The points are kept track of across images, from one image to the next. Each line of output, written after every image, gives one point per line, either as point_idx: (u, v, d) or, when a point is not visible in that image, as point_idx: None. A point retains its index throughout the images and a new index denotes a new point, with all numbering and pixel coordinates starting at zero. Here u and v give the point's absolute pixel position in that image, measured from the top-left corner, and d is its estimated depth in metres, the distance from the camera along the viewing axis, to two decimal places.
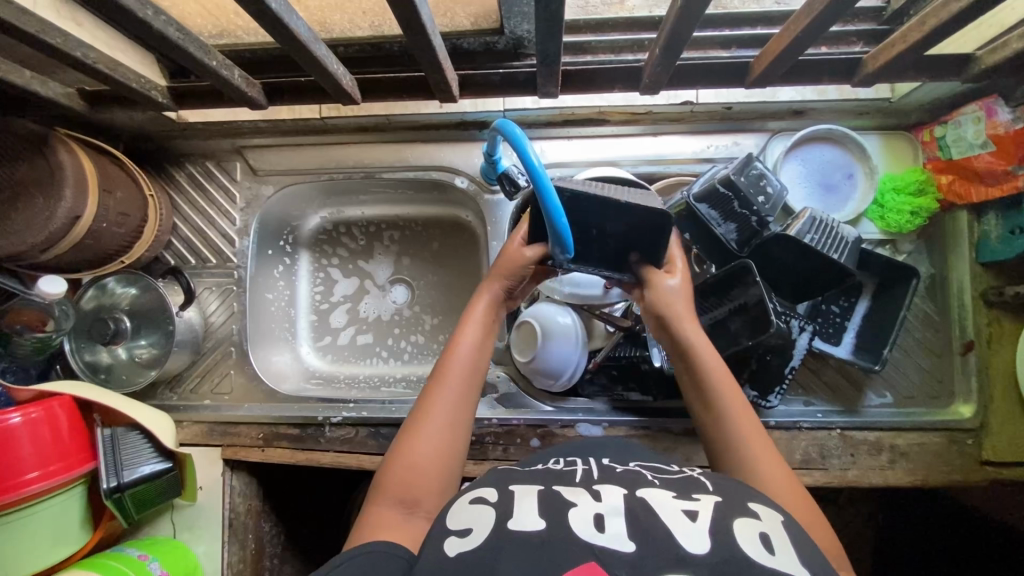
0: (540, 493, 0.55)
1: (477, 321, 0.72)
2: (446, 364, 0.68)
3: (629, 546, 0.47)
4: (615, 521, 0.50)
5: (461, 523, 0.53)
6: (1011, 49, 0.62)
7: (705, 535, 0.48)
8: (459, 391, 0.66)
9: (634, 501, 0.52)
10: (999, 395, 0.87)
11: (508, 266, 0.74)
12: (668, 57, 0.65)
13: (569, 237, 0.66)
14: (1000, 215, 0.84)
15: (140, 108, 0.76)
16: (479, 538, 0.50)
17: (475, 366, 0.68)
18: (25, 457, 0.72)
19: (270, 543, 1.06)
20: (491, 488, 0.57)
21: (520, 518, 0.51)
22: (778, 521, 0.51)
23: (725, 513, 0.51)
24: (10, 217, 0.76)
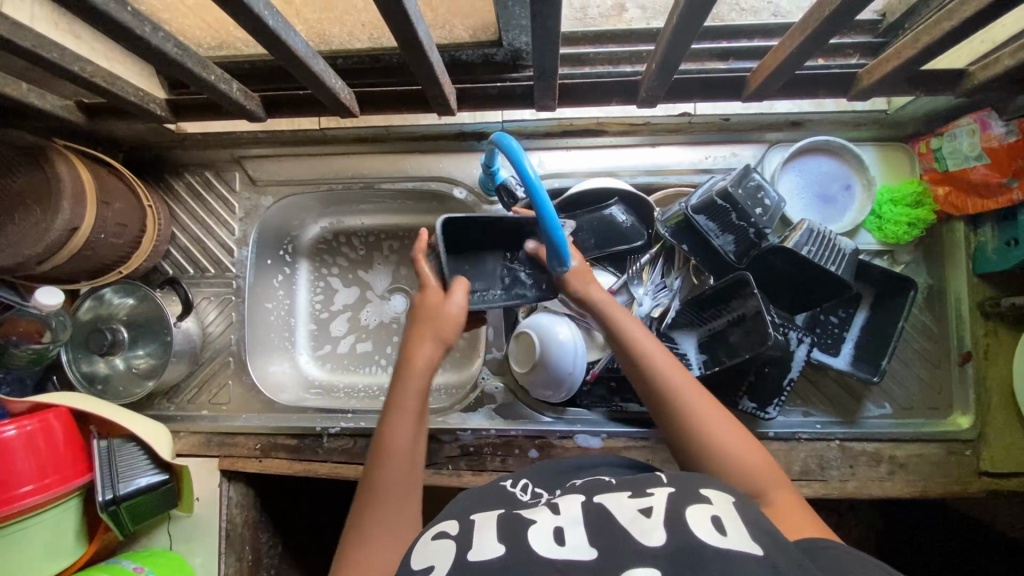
0: (498, 519, 0.54)
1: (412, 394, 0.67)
2: (382, 455, 0.63)
3: (590, 553, 0.47)
4: (575, 532, 0.50)
5: (423, 562, 0.51)
6: (1002, 64, 0.63)
7: (660, 528, 0.48)
8: (400, 478, 0.62)
9: (589, 508, 0.52)
10: (996, 406, 0.87)
11: (439, 328, 0.71)
12: (665, 71, 0.66)
13: (564, 248, 0.68)
14: (996, 227, 0.85)
15: (138, 120, 0.76)
16: (439, 573, 0.49)
17: (412, 445, 0.64)
18: (20, 469, 0.72)
19: (268, 554, 1.05)
20: (452, 521, 0.56)
21: (479, 547, 0.50)
22: (729, 501, 0.51)
23: (678, 502, 0.50)
24: (8, 228, 0.76)
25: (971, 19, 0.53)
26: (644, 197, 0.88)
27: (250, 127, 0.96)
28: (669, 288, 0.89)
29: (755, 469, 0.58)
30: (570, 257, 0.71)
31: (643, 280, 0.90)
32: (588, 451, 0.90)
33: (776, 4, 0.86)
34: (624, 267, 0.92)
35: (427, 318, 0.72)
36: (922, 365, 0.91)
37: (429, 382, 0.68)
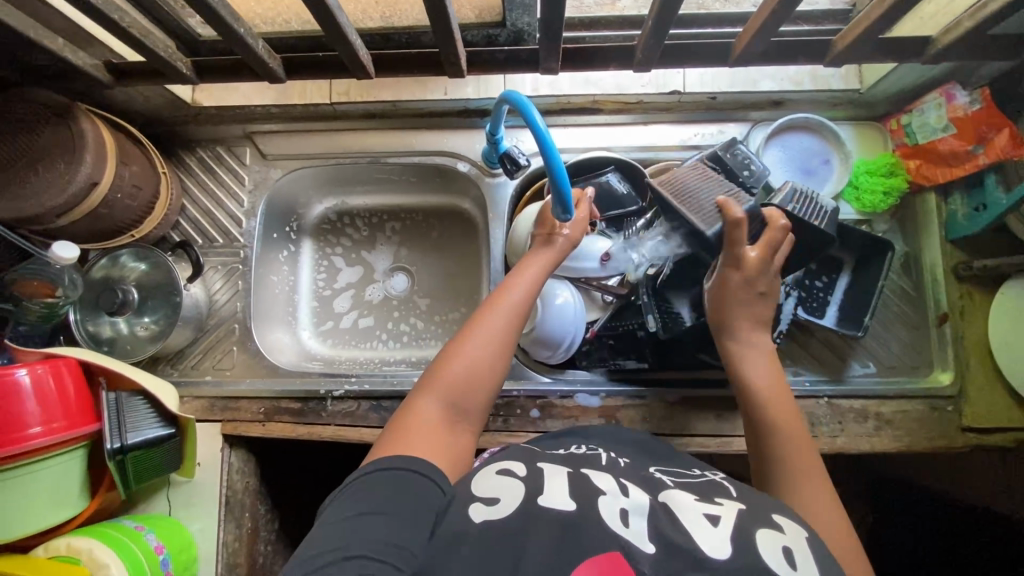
0: (565, 478, 0.59)
1: (546, 257, 0.76)
2: (504, 294, 0.71)
3: (649, 546, 0.51)
4: (637, 517, 0.54)
5: (487, 492, 0.56)
6: (963, 27, 0.69)
7: (727, 542, 0.51)
8: (516, 315, 0.70)
9: (655, 502, 0.57)
10: (975, 364, 0.91)
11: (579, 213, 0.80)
12: (658, 33, 0.72)
13: (567, 187, 0.73)
14: (965, 195, 0.91)
15: (164, 80, 0.80)
16: (504, 509, 0.54)
17: (530, 301, 0.72)
18: (30, 411, 0.73)
19: (266, 528, 1.05)
20: (519, 463, 0.61)
21: (550, 496, 0.56)
22: (803, 535, 0.54)
23: (749, 521, 0.54)
24: (33, 179, 0.78)
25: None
26: (633, 163, 0.96)
27: (263, 101, 1.01)
28: (665, 249, 0.89)
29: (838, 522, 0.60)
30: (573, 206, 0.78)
31: (641, 240, 0.91)
32: (588, 409, 0.93)
33: None
34: (622, 230, 0.95)
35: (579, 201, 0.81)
36: (902, 328, 0.96)
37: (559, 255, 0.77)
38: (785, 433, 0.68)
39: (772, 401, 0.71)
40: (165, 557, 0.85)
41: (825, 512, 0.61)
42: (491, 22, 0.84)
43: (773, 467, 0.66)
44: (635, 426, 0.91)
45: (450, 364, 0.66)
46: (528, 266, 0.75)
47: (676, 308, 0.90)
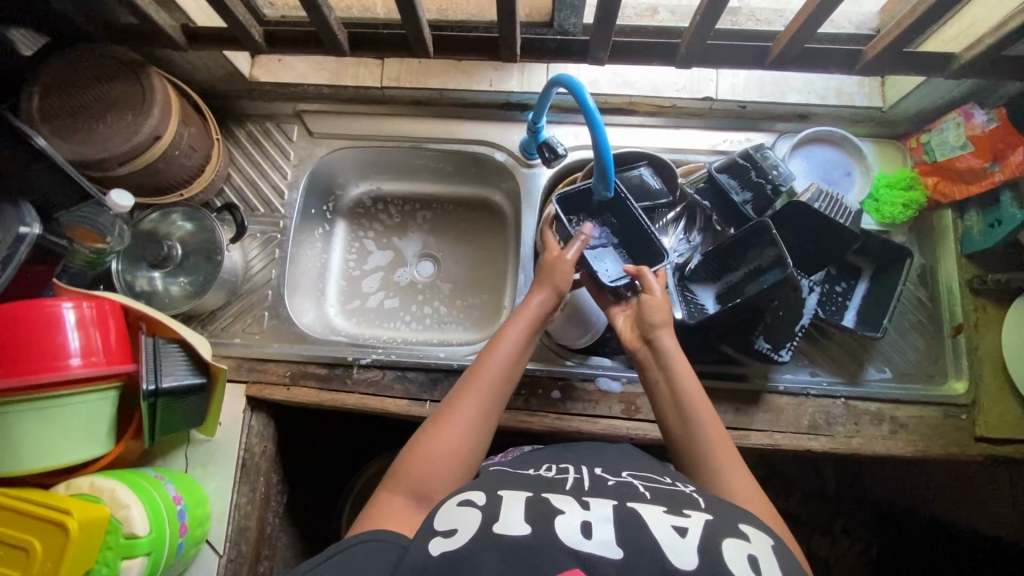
0: (526, 501, 0.59)
1: (520, 330, 0.78)
2: (480, 369, 0.74)
3: (616, 553, 0.52)
4: (603, 529, 0.55)
5: (447, 524, 0.57)
6: (984, 44, 0.75)
7: (692, 552, 0.52)
8: (489, 395, 0.72)
9: (623, 512, 0.57)
10: (988, 375, 0.94)
11: (559, 274, 0.83)
12: (702, 32, 0.77)
13: (610, 158, 0.78)
14: (980, 212, 0.96)
15: (237, 46, 0.86)
16: (461, 538, 0.55)
17: (504, 375, 0.74)
18: (73, 343, 0.75)
19: (276, 497, 1.05)
20: (479, 492, 0.61)
21: (507, 523, 0.56)
22: (767, 544, 0.55)
23: (715, 531, 0.54)
24: (100, 127, 0.83)
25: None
26: (671, 165, 0.97)
27: (317, 81, 1.07)
28: (691, 243, 0.97)
29: (763, 501, 0.64)
30: (613, 182, 0.84)
31: (668, 235, 0.98)
32: (609, 394, 0.94)
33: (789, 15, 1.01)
34: (652, 222, 0.97)
35: (556, 263, 0.84)
36: (918, 338, 0.98)
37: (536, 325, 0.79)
38: (703, 423, 0.71)
39: (693, 391, 0.73)
40: (181, 508, 0.84)
41: (754, 498, 0.64)
42: (539, 22, 0.88)
43: (695, 456, 0.69)
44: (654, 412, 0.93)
45: (424, 446, 0.67)
46: (499, 343, 0.76)
47: (701, 299, 0.92)
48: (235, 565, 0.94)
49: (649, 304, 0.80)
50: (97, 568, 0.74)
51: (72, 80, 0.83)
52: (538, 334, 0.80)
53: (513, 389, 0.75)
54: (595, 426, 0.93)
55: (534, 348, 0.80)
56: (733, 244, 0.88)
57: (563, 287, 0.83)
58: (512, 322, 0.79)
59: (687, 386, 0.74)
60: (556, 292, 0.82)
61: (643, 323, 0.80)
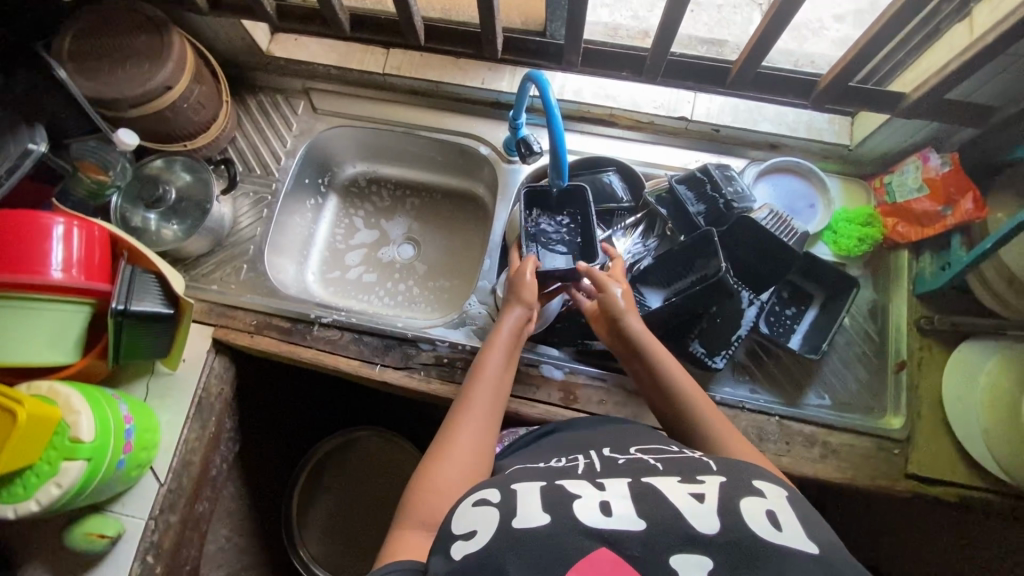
0: (540, 488, 0.57)
1: (500, 348, 0.82)
2: (472, 388, 0.77)
3: (639, 524, 0.50)
4: (621, 505, 0.53)
5: (465, 526, 0.54)
6: (929, 85, 0.79)
7: (714, 515, 0.50)
8: (486, 416, 0.74)
9: (640, 486, 0.55)
10: (926, 413, 0.95)
11: (528, 294, 0.87)
12: (664, 45, 0.83)
13: (563, 148, 0.83)
14: (934, 255, 0.99)
15: (252, 17, 0.96)
16: (483, 538, 0.52)
17: (498, 388, 0.77)
18: (56, 255, 0.82)
19: (225, 440, 1.11)
20: (494, 489, 0.58)
21: (524, 516, 0.52)
22: (783, 495, 0.54)
23: (731, 492, 0.53)
24: (119, 71, 0.92)
25: (895, 21, 0.72)
26: (637, 173, 1.04)
27: (326, 62, 1.16)
28: (645, 247, 1.01)
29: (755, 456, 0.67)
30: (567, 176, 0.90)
31: (626, 237, 1.02)
32: (550, 380, 0.98)
33: None
34: (610, 223, 1.03)
35: (518, 285, 0.88)
36: (862, 370, 1.00)
37: (513, 340, 0.84)
38: (686, 396, 0.75)
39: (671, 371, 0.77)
40: (130, 428, 0.90)
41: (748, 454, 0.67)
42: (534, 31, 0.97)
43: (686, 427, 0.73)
44: (591, 404, 0.96)
45: (431, 472, 0.66)
46: (487, 369, 0.79)
47: (647, 301, 0.96)
48: (173, 495, 0.98)
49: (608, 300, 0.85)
50: (39, 465, 0.79)
51: (105, 29, 0.94)
52: (519, 348, 0.86)
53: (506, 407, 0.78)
54: (534, 409, 0.95)
55: (516, 368, 0.83)
56: (681, 249, 0.93)
57: (530, 303, 0.88)
58: (491, 350, 0.82)
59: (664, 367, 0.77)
60: (527, 307, 0.87)
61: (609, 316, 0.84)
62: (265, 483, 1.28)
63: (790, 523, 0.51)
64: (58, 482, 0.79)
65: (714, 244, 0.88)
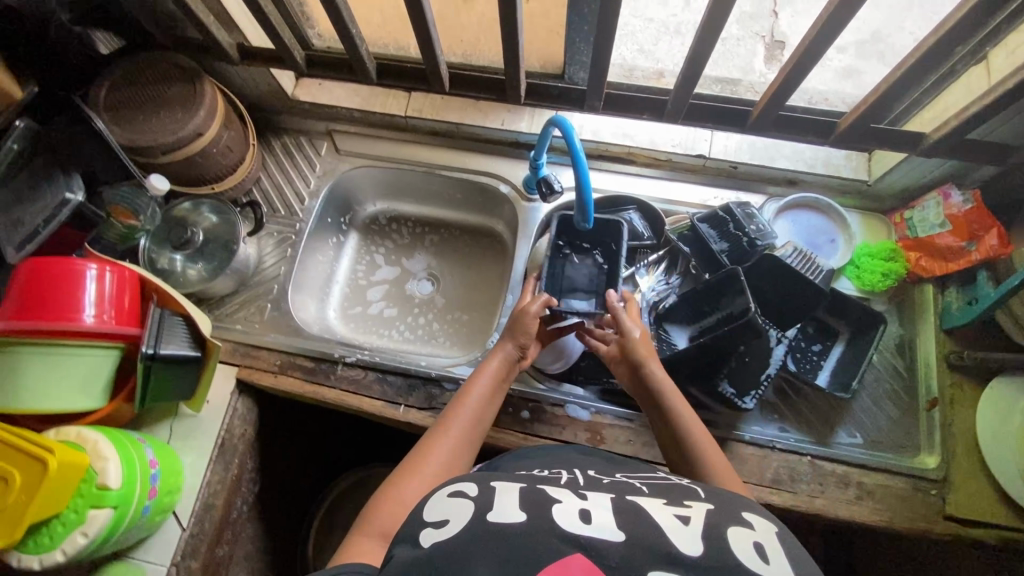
0: (519, 490, 0.58)
1: (486, 379, 0.85)
2: (453, 414, 0.80)
3: (619, 536, 0.51)
4: (602, 515, 0.54)
5: (437, 516, 0.56)
6: (950, 126, 0.80)
7: (697, 538, 0.51)
8: (456, 442, 0.77)
9: (623, 503, 0.57)
10: (961, 452, 0.93)
11: (523, 328, 0.89)
12: (686, 89, 0.85)
13: (588, 188, 0.84)
14: (961, 289, 0.98)
15: (281, 66, 0.99)
16: (453, 528, 0.54)
17: (477, 418, 0.81)
18: (87, 301, 0.83)
19: (246, 481, 1.10)
20: (471, 483, 0.60)
21: (500, 511, 0.54)
22: (772, 531, 0.54)
23: (719, 520, 0.54)
24: (153, 120, 0.95)
25: (913, 66, 0.73)
26: (657, 210, 1.05)
27: (349, 105, 1.19)
28: (669, 284, 1.02)
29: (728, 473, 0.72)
30: (592, 217, 0.91)
31: (649, 274, 1.03)
32: (577, 421, 0.97)
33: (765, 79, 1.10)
34: (633, 260, 1.04)
35: (521, 321, 0.89)
36: (892, 407, 0.98)
37: (504, 373, 0.87)
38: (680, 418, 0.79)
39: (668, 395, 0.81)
40: (156, 473, 0.89)
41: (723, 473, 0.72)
42: (553, 73, 1.01)
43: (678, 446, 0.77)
44: (619, 445, 0.94)
45: (398, 488, 0.69)
46: (470, 395, 0.83)
47: (673, 338, 0.97)
48: (195, 540, 0.97)
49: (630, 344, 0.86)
50: (66, 513, 0.79)
51: (139, 77, 0.97)
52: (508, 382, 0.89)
53: (481, 439, 0.81)
54: None
55: (501, 401, 0.86)
56: (705, 287, 0.93)
57: (523, 338, 0.89)
58: (479, 378, 0.85)
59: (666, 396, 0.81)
60: (519, 345, 0.89)
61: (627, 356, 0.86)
62: (285, 527, 1.26)
63: (777, 558, 0.51)
64: (85, 531, 0.79)
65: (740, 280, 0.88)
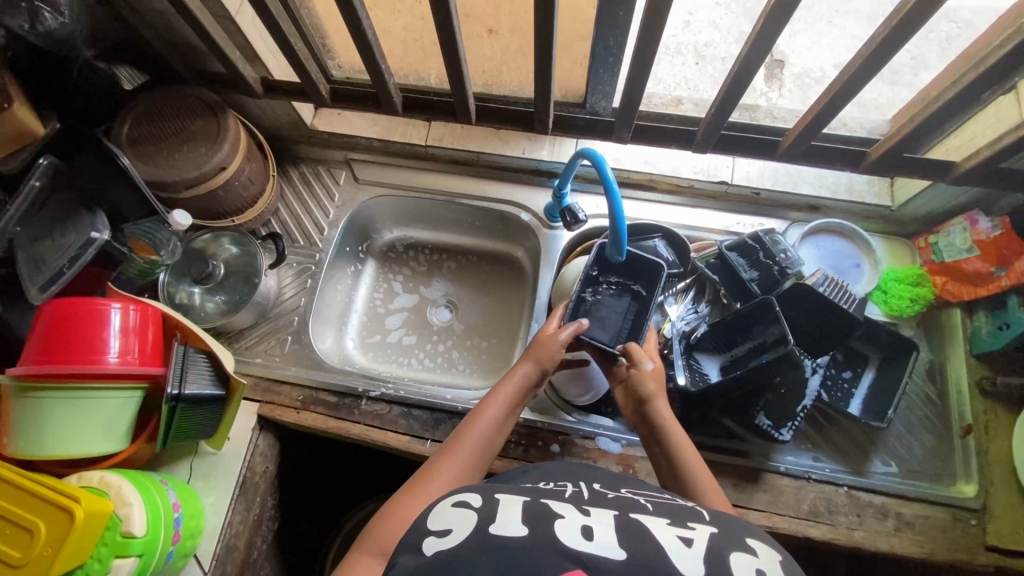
0: (524, 503, 0.55)
1: (502, 399, 0.82)
2: (463, 435, 0.77)
3: (620, 554, 0.48)
4: (604, 532, 0.51)
5: (441, 524, 0.53)
6: (982, 155, 0.81)
7: (699, 561, 0.48)
8: (464, 466, 0.74)
9: (625, 520, 0.54)
10: (998, 481, 0.91)
11: (544, 352, 0.86)
12: (719, 119, 0.86)
13: (623, 222, 0.84)
14: (989, 314, 0.97)
15: (307, 99, 0.99)
16: (456, 539, 0.51)
17: (489, 440, 0.78)
18: (110, 342, 0.82)
19: (266, 519, 1.07)
20: (474, 493, 0.57)
21: (502, 523, 0.51)
22: (777, 560, 0.51)
23: (722, 543, 0.51)
24: (176, 156, 0.94)
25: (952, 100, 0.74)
26: (682, 237, 1.04)
27: (369, 135, 1.19)
28: (698, 313, 1.01)
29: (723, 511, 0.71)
30: (625, 248, 0.91)
31: (677, 302, 1.02)
32: (608, 454, 0.95)
33: (770, 100, 1.06)
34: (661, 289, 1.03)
35: (544, 343, 0.86)
36: (926, 435, 0.97)
37: (522, 393, 0.84)
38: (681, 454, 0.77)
39: (672, 431, 0.79)
40: (179, 516, 0.86)
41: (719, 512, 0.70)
42: (573, 102, 0.99)
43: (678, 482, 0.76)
44: (652, 479, 0.93)
45: (401, 510, 0.67)
46: (484, 418, 0.80)
47: (704, 369, 0.95)
48: None
49: (639, 377, 0.84)
50: (89, 563, 0.75)
51: (162, 113, 0.96)
52: (524, 403, 0.85)
53: (490, 461, 0.78)
54: None
55: (513, 423, 0.83)
56: (734, 317, 0.92)
57: (546, 361, 0.85)
58: (495, 396, 0.82)
59: (672, 434, 0.79)
60: (539, 366, 0.85)
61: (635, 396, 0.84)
62: (301, 565, 1.22)
63: None
64: None
65: (774, 310, 0.88)
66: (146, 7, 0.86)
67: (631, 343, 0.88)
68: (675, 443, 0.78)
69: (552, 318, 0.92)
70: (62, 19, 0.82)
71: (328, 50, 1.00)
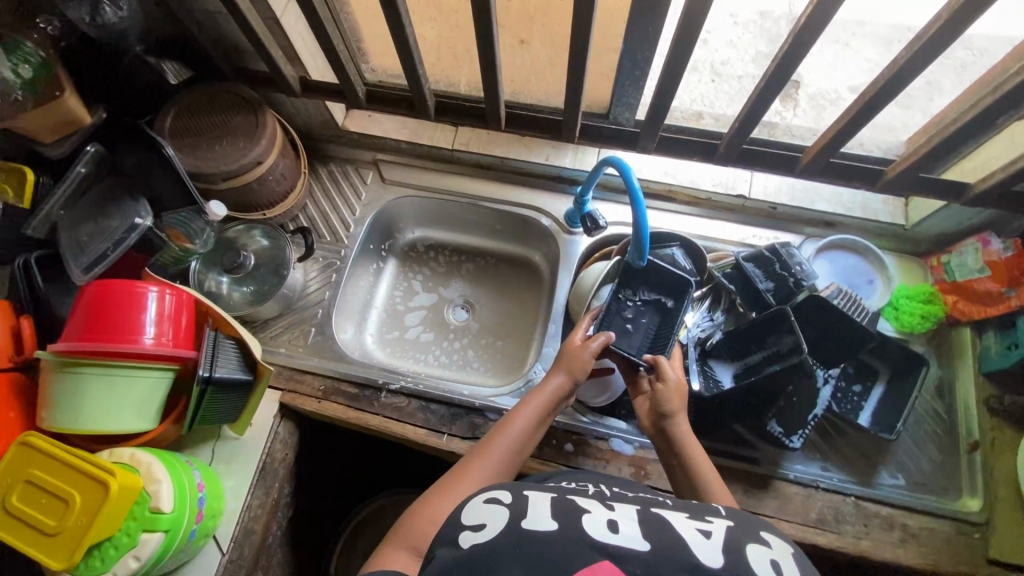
0: (551, 499, 0.58)
1: (533, 407, 0.84)
2: (494, 439, 0.80)
3: (643, 544, 0.51)
4: (628, 525, 0.53)
5: (475, 519, 0.56)
6: (996, 178, 0.84)
7: (719, 552, 0.50)
8: (494, 468, 0.77)
9: (647, 514, 0.56)
10: (1003, 497, 0.93)
11: (574, 362, 0.88)
12: (743, 132, 0.89)
13: (647, 228, 0.87)
14: (998, 334, 0.99)
15: (343, 100, 1.03)
16: (491, 532, 0.53)
17: (519, 446, 0.81)
18: (146, 323, 0.85)
19: (281, 505, 1.09)
20: (506, 490, 0.59)
21: (533, 518, 0.54)
22: (790, 551, 0.53)
23: (739, 536, 0.53)
24: (215, 148, 0.98)
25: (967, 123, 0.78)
26: (698, 247, 1.06)
27: (398, 137, 1.23)
28: (714, 321, 1.03)
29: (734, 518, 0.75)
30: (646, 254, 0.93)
31: (694, 309, 1.04)
32: (620, 455, 0.97)
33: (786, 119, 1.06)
34: None
35: (573, 354, 0.89)
36: (934, 449, 0.99)
37: (553, 402, 0.86)
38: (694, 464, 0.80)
39: (688, 443, 0.82)
40: (202, 496, 0.89)
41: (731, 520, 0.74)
42: (598, 113, 1.03)
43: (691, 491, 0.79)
44: (663, 481, 0.95)
45: (432, 506, 0.69)
46: (511, 425, 0.82)
47: (719, 377, 0.98)
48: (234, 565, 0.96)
49: (664, 392, 0.85)
50: (118, 536, 0.78)
51: (203, 106, 1.00)
52: (556, 413, 0.88)
53: (518, 467, 0.81)
54: None
55: (543, 431, 0.85)
56: (750, 326, 0.94)
57: (578, 372, 0.88)
58: (527, 404, 0.85)
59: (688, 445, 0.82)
60: (571, 378, 0.87)
61: (658, 409, 0.85)
62: (309, 554, 1.24)
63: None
64: (137, 554, 0.79)
65: (788, 319, 0.90)
66: (199, 6, 0.90)
67: (660, 356, 0.89)
68: (691, 455, 0.81)
69: (579, 330, 0.93)
70: (120, 13, 0.89)
71: (366, 54, 1.05)
